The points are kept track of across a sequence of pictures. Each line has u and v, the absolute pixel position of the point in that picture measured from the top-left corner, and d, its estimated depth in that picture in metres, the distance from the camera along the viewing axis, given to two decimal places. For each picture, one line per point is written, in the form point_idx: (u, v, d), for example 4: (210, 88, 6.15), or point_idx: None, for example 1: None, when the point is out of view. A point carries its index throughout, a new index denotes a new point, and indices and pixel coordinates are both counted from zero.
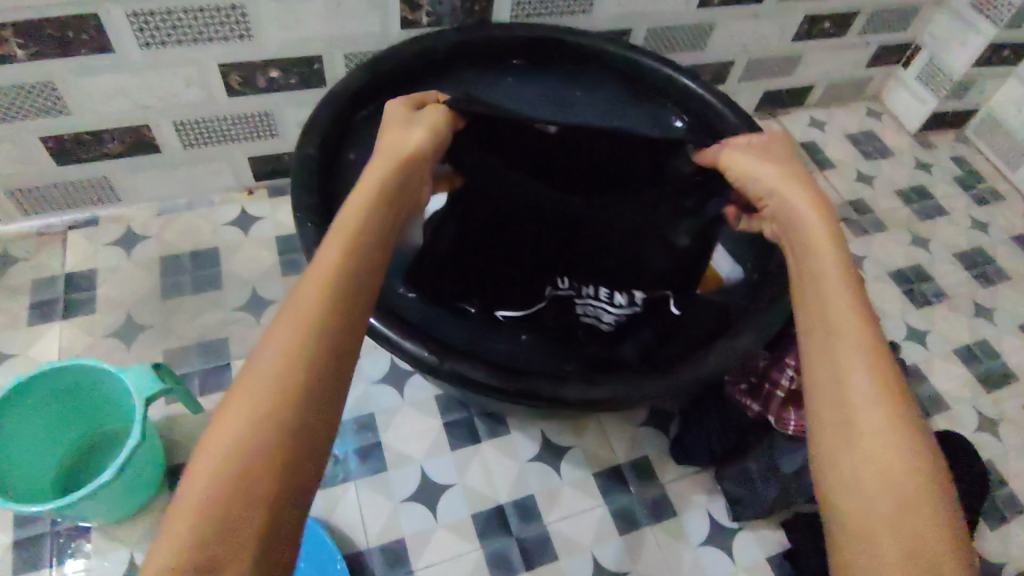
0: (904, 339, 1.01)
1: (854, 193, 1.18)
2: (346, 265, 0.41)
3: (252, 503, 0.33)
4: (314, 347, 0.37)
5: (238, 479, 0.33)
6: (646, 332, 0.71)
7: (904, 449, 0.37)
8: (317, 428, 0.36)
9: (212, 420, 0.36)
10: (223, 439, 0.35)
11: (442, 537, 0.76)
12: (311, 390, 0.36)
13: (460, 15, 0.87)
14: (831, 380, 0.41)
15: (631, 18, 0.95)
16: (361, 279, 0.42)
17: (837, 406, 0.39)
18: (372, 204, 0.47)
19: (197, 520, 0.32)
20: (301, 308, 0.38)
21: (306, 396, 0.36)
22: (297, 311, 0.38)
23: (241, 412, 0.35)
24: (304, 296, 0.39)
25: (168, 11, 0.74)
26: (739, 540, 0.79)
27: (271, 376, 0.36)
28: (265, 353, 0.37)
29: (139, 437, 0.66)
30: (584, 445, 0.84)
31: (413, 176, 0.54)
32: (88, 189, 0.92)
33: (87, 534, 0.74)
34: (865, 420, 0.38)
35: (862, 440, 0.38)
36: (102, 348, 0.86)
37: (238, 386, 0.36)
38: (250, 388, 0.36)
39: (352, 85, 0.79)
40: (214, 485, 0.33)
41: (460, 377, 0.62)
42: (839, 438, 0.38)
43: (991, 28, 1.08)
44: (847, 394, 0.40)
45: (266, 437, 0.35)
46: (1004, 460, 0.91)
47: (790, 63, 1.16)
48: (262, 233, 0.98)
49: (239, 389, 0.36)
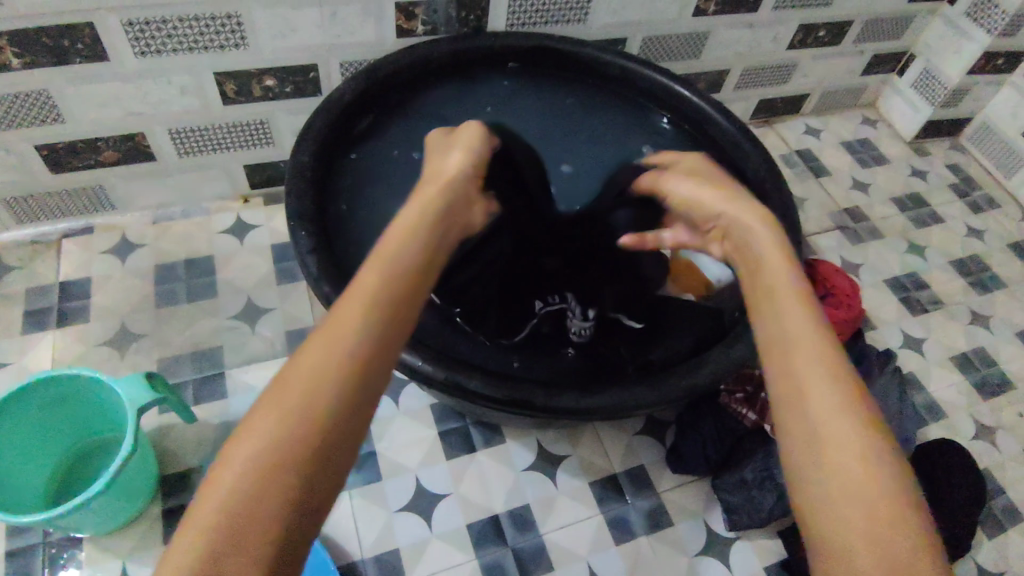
0: (900, 347, 1.01)
1: (850, 201, 1.18)
2: (394, 278, 0.41)
3: (265, 509, 0.33)
4: (341, 367, 0.37)
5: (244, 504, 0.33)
6: (636, 346, 0.72)
7: (866, 452, 0.37)
8: (338, 439, 0.36)
9: (239, 425, 0.36)
10: (235, 461, 0.34)
11: (437, 547, 0.75)
12: (332, 418, 0.36)
13: (456, 24, 0.87)
14: (791, 386, 0.40)
15: (626, 27, 0.96)
16: (412, 293, 0.42)
17: (798, 413, 0.39)
18: (425, 224, 0.48)
19: (211, 524, 0.32)
20: (333, 331, 0.38)
21: (327, 423, 0.36)
22: (329, 333, 0.38)
23: (259, 431, 0.35)
24: (341, 320, 0.38)
25: (162, 21, 0.74)
26: (737, 550, 0.79)
27: (296, 401, 0.36)
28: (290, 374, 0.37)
29: (132, 447, 0.65)
30: (579, 455, 0.83)
31: (455, 196, 0.55)
32: (82, 197, 0.92)
33: (78, 545, 0.74)
34: (826, 426, 0.38)
35: (826, 446, 0.37)
36: (95, 356, 0.85)
37: (269, 393, 0.36)
38: (278, 395, 0.36)
39: (347, 94, 0.78)
40: (229, 490, 0.33)
41: (456, 386, 0.61)
42: (804, 444, 0.38)
43: (986, 36, 1.09)
44: (807, 400, 0.39)
45: (283, 463, 0.34)
46: (1002, 468, 0.91)
47: (785, 72, 1.17)
48: (257, 242, 0.98)
49: (269, 396, 0.36)
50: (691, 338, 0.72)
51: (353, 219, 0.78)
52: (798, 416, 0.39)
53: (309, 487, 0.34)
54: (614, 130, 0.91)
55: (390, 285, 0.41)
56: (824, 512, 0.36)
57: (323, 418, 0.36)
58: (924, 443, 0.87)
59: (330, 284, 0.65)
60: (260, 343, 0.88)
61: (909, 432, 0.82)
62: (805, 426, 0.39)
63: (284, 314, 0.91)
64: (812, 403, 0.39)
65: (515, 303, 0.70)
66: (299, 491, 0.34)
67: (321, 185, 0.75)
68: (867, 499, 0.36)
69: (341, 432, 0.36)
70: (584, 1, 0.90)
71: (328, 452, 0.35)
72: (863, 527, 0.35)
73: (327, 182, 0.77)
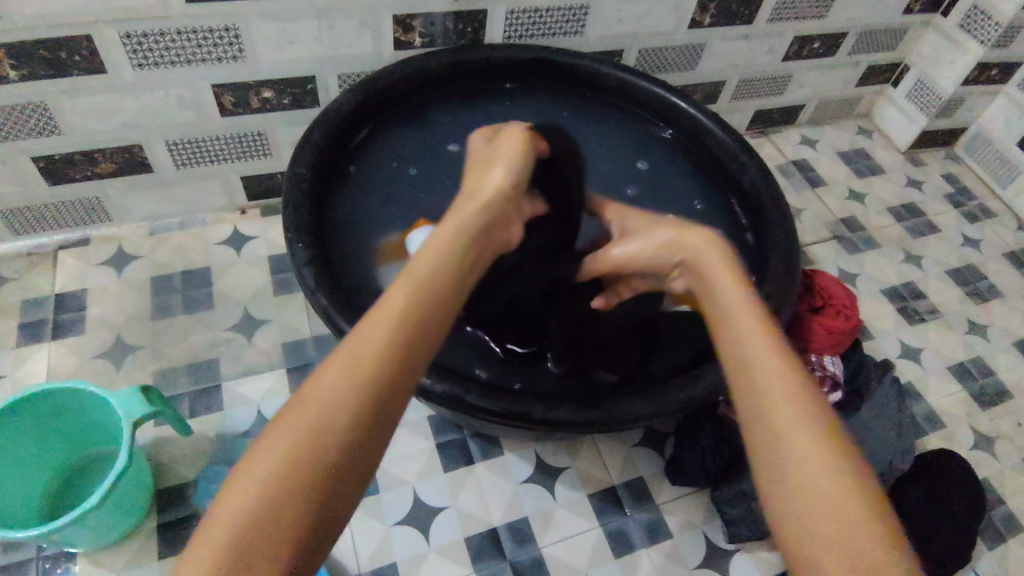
0: (898, 357, 1.01)
1: (846, 211, 1.19)
2: (420, 302, 0.42)
3: (281, 519, 0.34)
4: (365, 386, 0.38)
5: (257, 521, 0.33)
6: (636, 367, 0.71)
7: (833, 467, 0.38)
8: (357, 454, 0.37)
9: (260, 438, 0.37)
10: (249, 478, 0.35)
11: (435, 561, 0.75)
12: (350, 436, 0.37)
13: (453, 37, 0.88)
14: (757, 407, 0.41)
15: (623, 40, 0.96)
16: (435, 315, 0.43)
17: (766, 432, 0.40)
18: (450, 247, 0.49)
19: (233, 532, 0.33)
20: (361, 350, 0.39)
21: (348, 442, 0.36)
22: (357, 351, 0.39)
23: (278, 446, 0.35)
24: (371, 339, 0.39)
25: (161, 33, 0.74)
26: (736, 562, 0.78)
27: (317, 418, 0.36)
28: (313, 390, 0.38)
29: (127, 461, 0.65)
30: (578, 466, 0.83)
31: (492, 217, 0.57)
32: (79, 209, 0.91)
33: (72, 560, 0.73)
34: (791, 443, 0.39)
35: (794, 461, 0.39)
36: (90, 369, 0.85)
37: (291, 407, 0.37)
38: (301, 410, 0.37)
39: (345, 106, 0.78)
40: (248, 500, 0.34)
41: (456, 400, 0.61)
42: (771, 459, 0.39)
43: (979, 47, 1.10)
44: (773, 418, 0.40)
45: (300, 480, 0.35)
46: (1001, 478, 0.91)
47: (781, 83, 1.17)
48: (255, 253, 0.97)
49: (291, 410, 0.37)
50: (691, 349, 0.72)
51: (350, 231, 0.78)
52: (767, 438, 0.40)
53: (322, 503, 0.35)
54: (611, 142, 0.92)
55: (421, 308, 0.42)
56: (794, 528, 0.37)
57: (342, 437, 0.36)
58: (923, 453, 0.86)
59: (328, 296, 0.65)
60: (256, 355, 0.88)
61: (908, 443, 0.82)
62: (773, 447, 0.40)
63: (281, 326, 0.91)
64: (781, 425, 0.40)
65: (522, 317, 0.71)
66: (314, 509, 0.35)
67: (319, 196, 0.75)
68: (839, 515, 0.37)
69: (362, 451, 0.37)
70: (580, 14, 0.90)
71: (347, 470, 0.36)
72: (829, 540, 0.36)
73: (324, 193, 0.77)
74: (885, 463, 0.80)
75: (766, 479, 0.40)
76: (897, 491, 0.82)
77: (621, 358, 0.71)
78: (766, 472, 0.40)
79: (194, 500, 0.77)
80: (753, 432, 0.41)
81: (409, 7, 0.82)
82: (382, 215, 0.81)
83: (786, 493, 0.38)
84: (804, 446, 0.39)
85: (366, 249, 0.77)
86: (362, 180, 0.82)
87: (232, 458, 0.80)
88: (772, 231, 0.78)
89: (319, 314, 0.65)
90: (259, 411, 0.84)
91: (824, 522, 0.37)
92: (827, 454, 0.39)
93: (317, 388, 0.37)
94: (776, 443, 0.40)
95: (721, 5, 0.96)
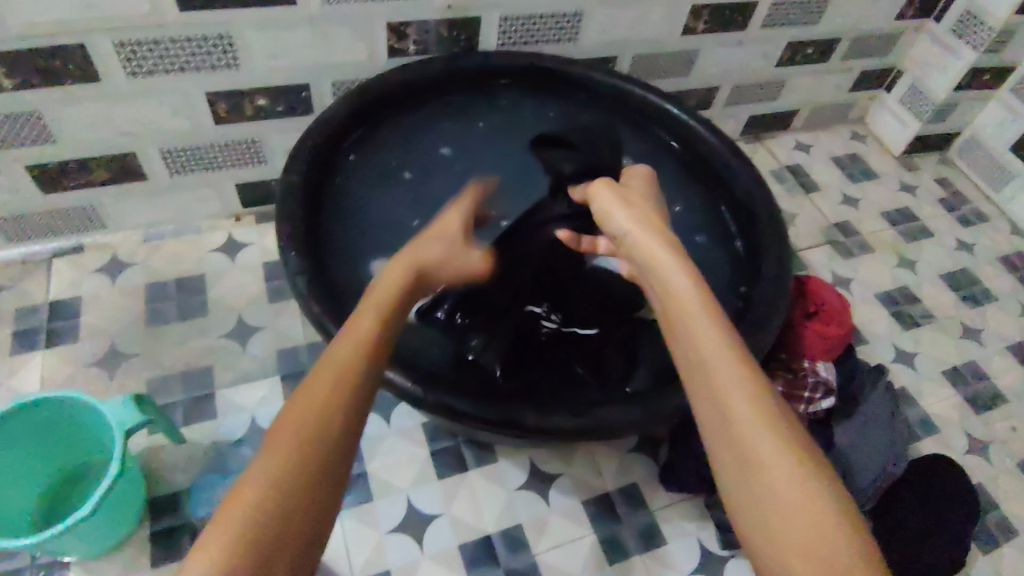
0: (892, 361, 1.01)
1: (840, 216, 1.19)
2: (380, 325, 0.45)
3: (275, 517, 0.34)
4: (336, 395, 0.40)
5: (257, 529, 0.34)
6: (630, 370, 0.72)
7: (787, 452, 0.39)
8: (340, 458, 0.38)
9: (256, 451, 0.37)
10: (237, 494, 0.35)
11: (429, 569, 0.75)
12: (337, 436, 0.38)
13: (447, 44, 0.88)
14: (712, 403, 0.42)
15: (616, 47, 0.97)
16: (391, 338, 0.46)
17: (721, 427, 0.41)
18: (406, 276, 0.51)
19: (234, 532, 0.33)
20: (338, 363, 0.41)
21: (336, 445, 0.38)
22: (336, 363, 0.41)
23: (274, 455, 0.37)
24: (347, 353, 0.42)
25: (155, 42, 0.74)
26: (731, 568, 0.78)
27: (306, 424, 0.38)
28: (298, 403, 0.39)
29: (119, 469, 0.64)
30: (572, 473, 0.83)
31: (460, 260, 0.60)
32: (73, 216, 0.91)
33: (66, 569, 0.73)
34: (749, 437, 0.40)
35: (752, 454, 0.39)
36: (84, 377, 0.85)
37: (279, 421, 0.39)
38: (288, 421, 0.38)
39: (340, 114, 0.79)
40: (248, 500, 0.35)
41: (446, 408, 0.61)
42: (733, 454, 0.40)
43: (971, 52, 1.10)
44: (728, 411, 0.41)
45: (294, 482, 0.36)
46: (995, 483, 0.91)
47: (774, 88, 1.18)
48: (249, 260, 0.98)
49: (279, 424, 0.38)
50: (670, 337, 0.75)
51: (344, 237, 0.78)
52: (726, 435, 0.40)
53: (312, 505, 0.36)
54: None
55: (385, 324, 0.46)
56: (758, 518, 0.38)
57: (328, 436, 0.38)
58: (919, 458, 0.86)
59: (320, 304, 0.65)
60: (251, 362, 0.88)
61: (901, 446, 0.82)
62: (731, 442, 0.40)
63: (275, 333, 0.91)
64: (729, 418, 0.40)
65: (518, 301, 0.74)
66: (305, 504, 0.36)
67: (313, 204, 0.76)
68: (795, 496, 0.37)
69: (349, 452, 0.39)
70: (573, 21, 0.91)
71: (336, 471, 0.38)
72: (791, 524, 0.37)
73: (316, 201, 0.77)
74: (879, 468, 0.80)
75: (729, 483, 0.40)
76: (892, 494, 0.82)
77: (610, 352, 0.73)
78: (729, 470, 0.40)
79: (187, 509, 0.77)
80: (712, 433, 0.41)
81: (403, 15, 0.82)
82: (372, 221, 0.81)
83: (750, 498, 0.39)
84: (764, 436, 0.39)
85: (360, 257, 0.78)
86: (356, 187, 0.82)
87: (226, 466, 0.80)
88: (763, 237, 0.79)
89: (312, 323, 0.65)
90: (253, 418, 0.84)
91: (791, 518, 0.37)
92: (785, 436, 0.39)
93: (302, 402, 0.39)
94: (733, 438, 0.40)
95: (713, 12, 0.97)
